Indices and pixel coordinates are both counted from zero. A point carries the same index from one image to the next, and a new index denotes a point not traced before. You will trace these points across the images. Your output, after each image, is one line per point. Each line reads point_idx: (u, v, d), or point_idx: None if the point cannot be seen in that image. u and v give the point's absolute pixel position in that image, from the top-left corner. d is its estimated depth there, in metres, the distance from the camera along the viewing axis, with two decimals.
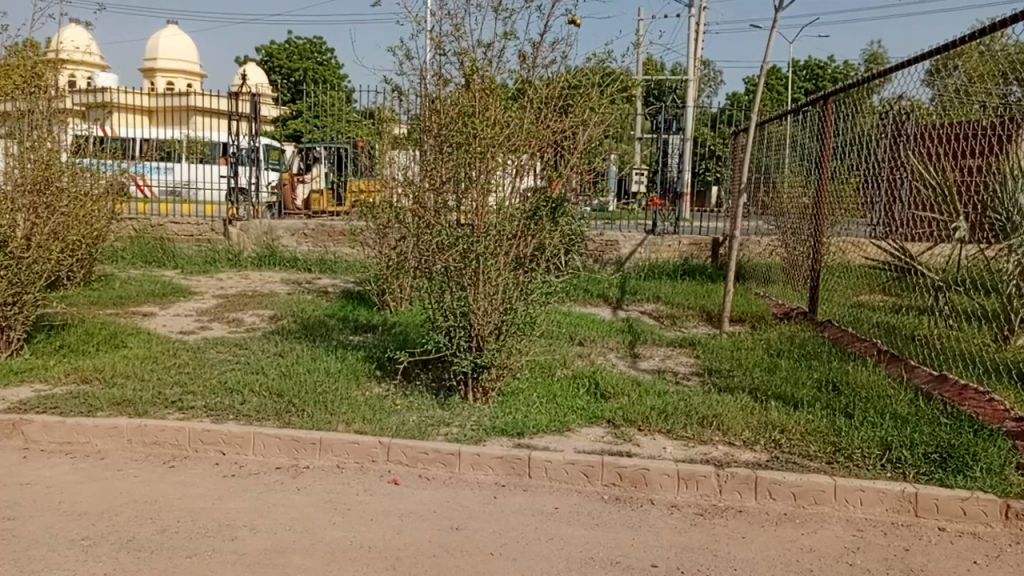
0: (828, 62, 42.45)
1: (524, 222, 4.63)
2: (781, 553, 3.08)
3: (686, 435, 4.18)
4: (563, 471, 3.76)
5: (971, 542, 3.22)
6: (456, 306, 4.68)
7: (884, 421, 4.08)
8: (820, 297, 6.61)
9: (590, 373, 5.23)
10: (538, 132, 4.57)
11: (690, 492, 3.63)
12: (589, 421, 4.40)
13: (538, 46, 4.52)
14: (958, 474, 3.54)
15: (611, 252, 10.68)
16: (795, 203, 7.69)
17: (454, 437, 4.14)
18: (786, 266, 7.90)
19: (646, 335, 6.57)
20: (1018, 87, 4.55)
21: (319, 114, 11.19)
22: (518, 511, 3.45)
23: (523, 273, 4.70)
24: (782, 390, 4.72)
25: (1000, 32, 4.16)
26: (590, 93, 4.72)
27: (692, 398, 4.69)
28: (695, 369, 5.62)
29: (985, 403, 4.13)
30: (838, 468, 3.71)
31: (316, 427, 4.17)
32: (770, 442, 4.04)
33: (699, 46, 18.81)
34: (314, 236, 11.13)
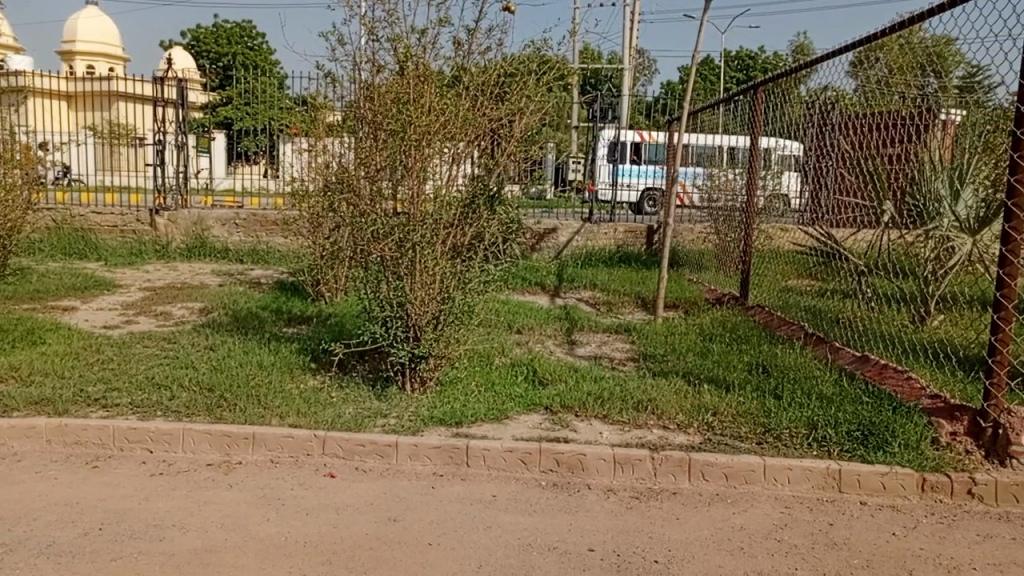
0: (758, 54, 43.63)
1: (461, 210, 4.63)
2: (714, 532, 3.17)
3: (621, 420, 4.24)
4: (500, 459, 3.77)
5: (890, 515, 3.36)
6: (392, 296, 4.62)
7: (811, 401, 4.23)
8: (751, 282, 6.72)
9: (527, 360, 5.26)
10: (474, 120, 4.54)
11: (626, 476, 3.69)
12: (528, 408, 4.42)
13: (474, 33, 4.48)
14: (878, 450, 3.68)
15: (548, 239, 10.73)
16: (726, 190, 7.89)
17: (391, 428, 4.10)
18: (718, 253, 8.10)
19: (583, 322, 6.64)
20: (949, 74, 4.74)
21: (250, 100, 10.97)
22: (455, 500, 3.44)
23: (460, 262, 4.71)
24: (714, 374, 4.85)
25: (917, 26, 4.33)
26: (525, 81, 4.73)
27: (628, 382, 4.78)
28: (630, 354, 5.71)
29: (903, 381, 4.32)
30: (767, 448, 3.83)
31: (249, 421, 4.08)
32: (702, 424, 4.14)
33: (634, 36, 19.15)
34: (245, 226, 10.88)
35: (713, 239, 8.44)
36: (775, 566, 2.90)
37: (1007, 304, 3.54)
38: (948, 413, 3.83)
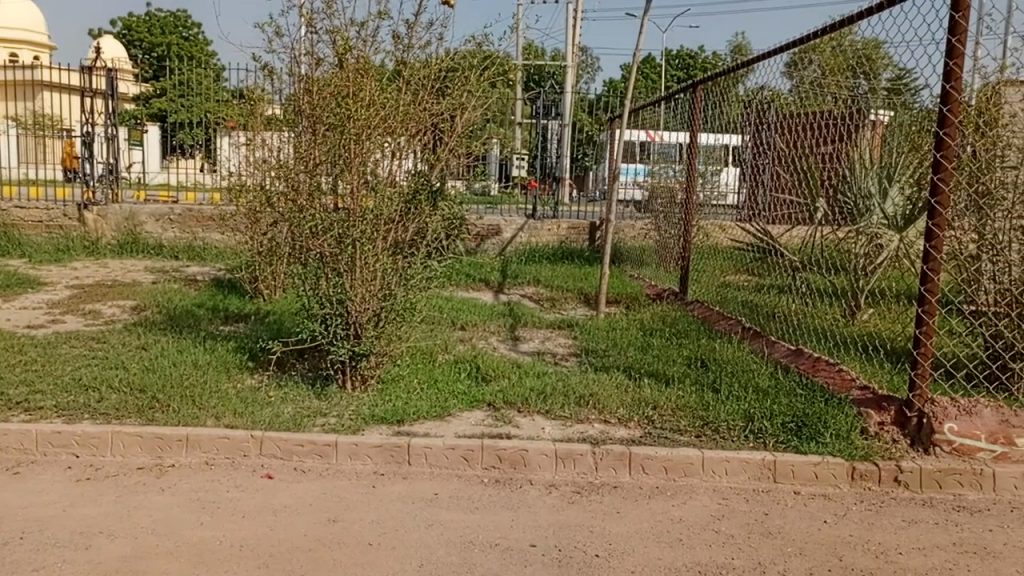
0: (697, 53, 44.50)
1: (402, 206, 4.57)
2: (653, 525, 3.21)
3: (563, 414, 4.27)
4: (442, 456, 3.74)
5: (822, 503, 3.46)
6: (332, 293, 4.53)
7: (747, 394, 4.33)
8: (689, 279, 6.85)
9: (470, 357, 5.25)
10: (414, 115, 4.50)
11: (567, 471, 3.71)
12: (470, 405, 4.41)
13: (414, 27, 4.44)
14: (811, 440, 3.78)
15: (491, 235, 10.72)
16: (666, 188, 8.03)
17: (331, 428, 4.04)
18: (658, 249, 8.22)
19: (527, 318, 6.65)
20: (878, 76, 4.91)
21: (185, 93, 10.66)
22: (396, 499, 3.41)
23: (401, 258, 4.65)
24: (654, 368, 4.92)
25: (847, 28, 4.47)
26: (467, 76, 4.79)
27: (570, 377, 4.82)
28: (573, 349, 5.75)
29: (835, 372, 4.46)
30: (706, 441, 3.90)
31: (182, 422, 3.96)
32: (642, 418, 4.19)
33: (576, 33, 19.32)
34: (181, 221, 10.57)
35: (653, 235, 8.56)
36: (713, 556, 2.95)
37: (931, 298, 3.68)
38: (877, 403, 3.95)
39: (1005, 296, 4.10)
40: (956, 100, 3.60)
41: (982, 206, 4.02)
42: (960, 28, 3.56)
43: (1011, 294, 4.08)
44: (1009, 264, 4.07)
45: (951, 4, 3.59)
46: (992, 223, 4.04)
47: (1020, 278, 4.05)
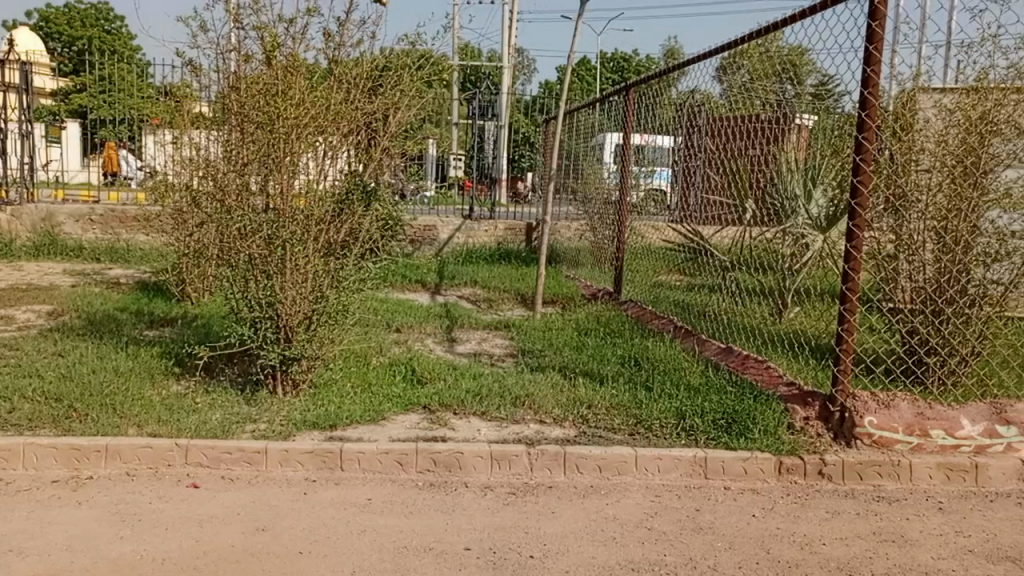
0: (631, 56, 45.22)
1: (335, 207, 4.49)
2: (587, 524, 3.23)
3: (499, 415, 4.26)
4: (375, 461, 3.69)
5: (750, 497, 3.54)
6: (261, 297, 4.42)
7: (679, 392, 4.41)
8: (625, 278, 7.17)
9: (405, 359, 5.19)
10: (347, 114, 4.42)
11: (503, 472, 3.71)
12: (405, 408, 4.36)
13: (345, 25, 4.36)
14: (740, 436, 3.87)
15: (428, 236, 10.64)
16: (601, 189, 8.12)
17: (261, 434, 3.93)
18: (593, 250, 8.31)
19: (463, 319, 6.63)
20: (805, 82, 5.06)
21: (107, 88, 10.26)
22: (328, 505, 3.34)
23: (334, 259, 4.56)
24: (589, 368, 4.96)
25: (775, 33, 4.60)
26: (400, 76, 4.70)
27: (506, 378, 4.81)
28: (509, 350, 5.75)
29: (763, 369, 4.59)
30: (639, 439, 3.95)
31: (101, 432, 3.80)
32: (577, 418, 4.22)
33: (512, 34, 19.38)
34: (102, 222, 10.18)
35: (589, 236, 8.65)
36: (646, 554, 2.99)
37: (852, 296, 3.83)
38: (802, 399, 4.07)
39: (920, 294, 4.26)
40: (874, 105, 3.74)
41: (899, 208, 4.19)
42: (877, 36, 3.70)
43: (925, 292, 4.24)
44: (922, 264, 4.20)
45: (869, 13, 3.72)
46: (908, 223, 4.19)
47: (933, 276, 4.22)
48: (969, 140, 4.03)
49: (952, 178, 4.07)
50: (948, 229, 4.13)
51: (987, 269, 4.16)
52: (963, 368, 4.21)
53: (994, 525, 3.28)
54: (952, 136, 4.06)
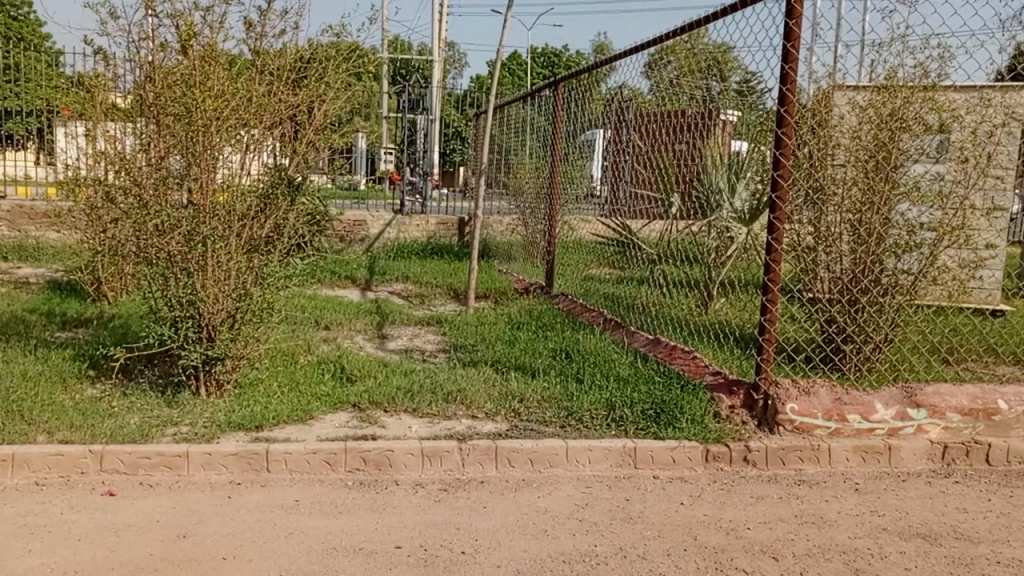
0: (562, 52, 45.59)
1: (259, 202, 4.37)
2: (519, 518, 3.23)
3: (430, 411, 4.23)
4: (303, 461, 3.61)
5: (678, 485, 3.61)
6: (182, 295, 4.27)
7: (609, 383, 4.47)
8: (556, 272, 7.23)
9: (334, 357, 5.09)
10: (269, 106, 4.29)
11: (434, 469, 3.68)
12: (334, 407, 4.28)
13: (267, 14, 4.23)
14: (668, 426, 3.94)
15: (358, 231, 10.47)
16: (531, 183, 8.16)
17: (183, 437, 3.80)
18: (525, 244, 8.34)
19: (394, 316, 6.55)
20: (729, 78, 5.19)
21: (13, 78, 9.73)
22: (254, 509, 3.25)
23: (257, 256, 4.43)
24: (521, 361, 4.97)
25: (700, 29, 4.69)
26: (325, 67, 4.60)
27: (438, 374, 4.78)
28: (441, 345, 5.71)
29: (690, 359, 4.69)
30: (570, 430, 3.98)
31: (7, 440, 3.60)
32: (509, 412, 4.22)
33: (443, 27, 19.26)
34: (9, 218, 9.70)
35: (520, 230, 8.67)
36: (577, 545, 3.01)
37: (774, 287, 3.95)
38: (727, 389, 4.19)
39: (838, 284, 4.43)
40: (791, 101, 3.86)
41: (817, 202, 4.32)
42: (794, 34, 3.81)
43: (842, 282, 4.42)
44: (839, 255, 4.39)
45: (786, 12, 3.82)
46: (825, 216, 4.34)
47: (849, 266, 4.38)
48: (880, 136, 4.20)
49: (865, 173, 4.23)
50: (863, 222, 4.31)
51: (899, 259, 4.35)
52: (877, 354, 4.41)
53: (906, 504, 3.43)
54: (865, 132, 4.21)
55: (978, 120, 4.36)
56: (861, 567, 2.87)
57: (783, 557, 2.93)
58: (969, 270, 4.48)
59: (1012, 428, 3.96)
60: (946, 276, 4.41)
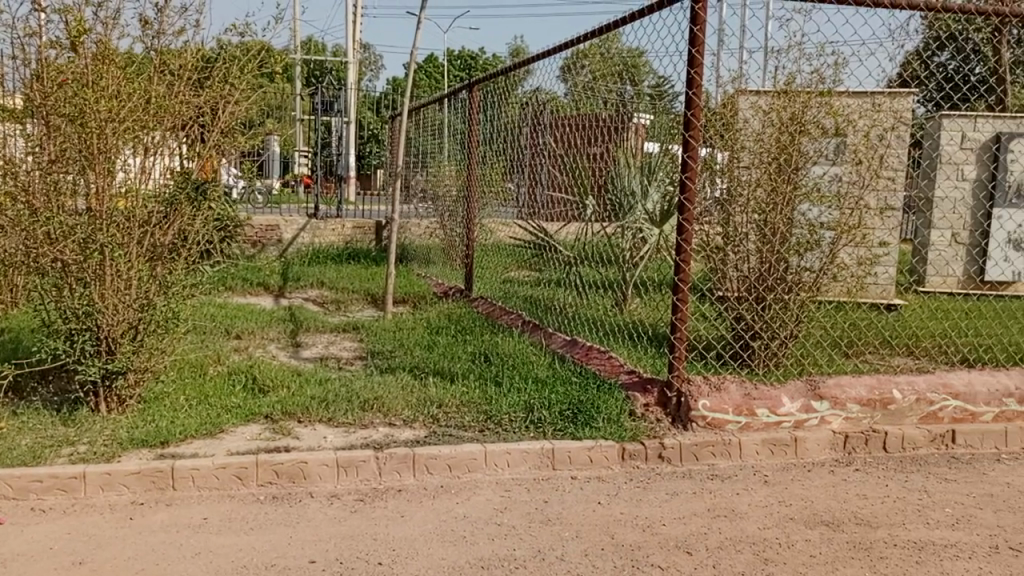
0: (479, 55, 45.69)
1: (161, 208, 4.17)
2: (438, 525, 3.20)
3: (346, 421, 4.14)
4: (211, 477, 3.46)
5: (596, 485, 3.65)
6: (78, 306, 4.03)
7: (527, 385, 4.48)
8: (474, 275, 7.24)
9: (246, 367, 4.93)
10: (170, 107, 4.11)
11: (350, 479, 3.60)
12: (245, 419, 4.13)
13: (165, 11, 4.06)
14: (585, 426, 3.98)
15: (271, 237, 10.17)
16: (449, 186, 8.13)
17: (80, 457, 3.59)
18: (443, 247, 8.28)
19: (309, 322, 6.40)
20: (641, 82, 5.29)
21: None
22: (158, 529, 3.10)
23: (160, 264, 4.23)
24: (439, 366, 4.92)
25: (611, 33, 4.75)
26: (228, 68, 4.45)
27: (354, 381, 4.69)
28: (358, 353, 5.60)
29: (606, 359, 4.76)
30: (488, 434, 3.96)
31: None
32: (428, 418, 4.17)
33: (357, 28, 18.98)
34: None
35: (438, 234, 8.61)
36: (495, 550, 3.00)
37: (684, 287, 4.04)
38: (642, 387, 4.27)
39: (745, 283, 4.57)
40: (698, 105, 3.96)
41: (724, 203, 4.45)
42: (699, 40, 3.91)
43: (750, 282, 4.56)
44: (747, 255, 4.51)
45: (691, 18, 3.92)
46: (733, 218, 4.46)
47: (756, 266, 4.52)
48: (781, 139, 4.36)
49: (769, 175, 4.38)
50: (768, 222, 4.45)
51: (802, 258, 4.52)
52: (783, 350, 4.59)
53: (811, 493, 3.57)
54: (767, 135, 4.37)
55: (871, 123, 4.59)
56: (769, 556, 2.96)
57: (696, 551, 3.00)
58: (865, 267, 4.70)
59: (906, 415, 4.18)
60: (845, 273, 4.60)
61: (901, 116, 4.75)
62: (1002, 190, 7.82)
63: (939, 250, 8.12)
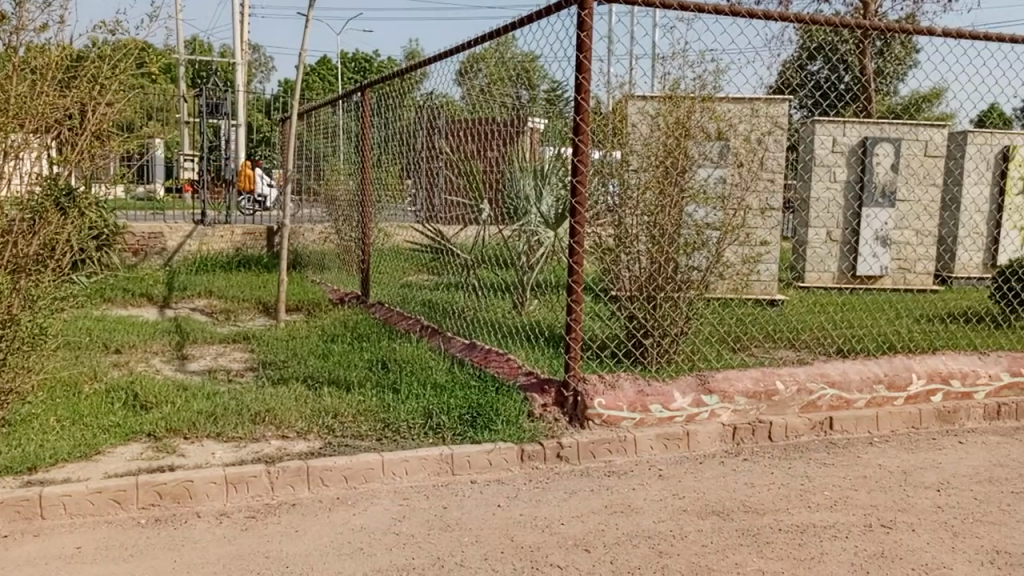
0: (374, 57, 45.12)
1: (24, 217, 3.85)
2: (333, 538, 3.11)
3: (236, 435, 3.96)
4: (86, 503, 3.24)
5: (495, 487, 3.64)
6: None
7: (425, 391, 4.43)
8: (371, 280, 7.11)
9: (126, 383, 4.64)
10: (34, 108, 3.81)
11: (240, 496, 3.44)
12: (125, 439, 3.88)
13: (24, 5, 3.77)
14: (484, 429, 3.97)
15: (154, 244, 9.67)
16: (344, 190, 7.95)
17: None
18: (339, 252, 8.10)
19: (196, 334, 6.11)
20: (532, 89, 5.41)
21: None
22: (24, 563, 2.86)
23: (23, 278, 3.88)
24: (335, 375, 4.80)
25: (503, 37, 4.77)
26: (98, 67, 4.18)
27: (244, 394, 4.50)
28: (249, 364, 5.39)
29: (504, 362, 4.76)
30: (386, 443, 3.89)
31: None
32: (323, 429, 4.05)
33: (245, 28, 18.33)
34: None
35: (333, 239, 8.41)
36: (393, 560, 2.94)
37: (578, 288, 4.10)
38: (540, 387, 4.31)
39: (638, 283, 4.68)
40: (586, 109, 4.03)
41: (615, 206, 4.55)
42: (586, 45, 3.98)
43: (642, 281, 4.67)
44: (638, 256, 4.62)
45: (577, 24, 3.99)
46: (624, 220, 4.56)
47: (647, 266, 4.64)
48: (668, 143, 4.49)
49: (657, 178, 4.51)
50: (657, 224, 4.58)
51: (690, 257, 4.69)
52: (674, 346, 4.74)
53: (703, 484, 3.69)
54: (654, 140, 4.49)
55: (750, 127, 4.80)
56: (664, 549, 3.04)
57: (594, 548, 3.04)
58: (748, 265, 4.90)
59: (788, 405, 4.40)
60: (730, 271, 4.78)
61: (777, 121, 4.99)
62: (869, 190, 8.64)
63: (814, 248, 8.53)
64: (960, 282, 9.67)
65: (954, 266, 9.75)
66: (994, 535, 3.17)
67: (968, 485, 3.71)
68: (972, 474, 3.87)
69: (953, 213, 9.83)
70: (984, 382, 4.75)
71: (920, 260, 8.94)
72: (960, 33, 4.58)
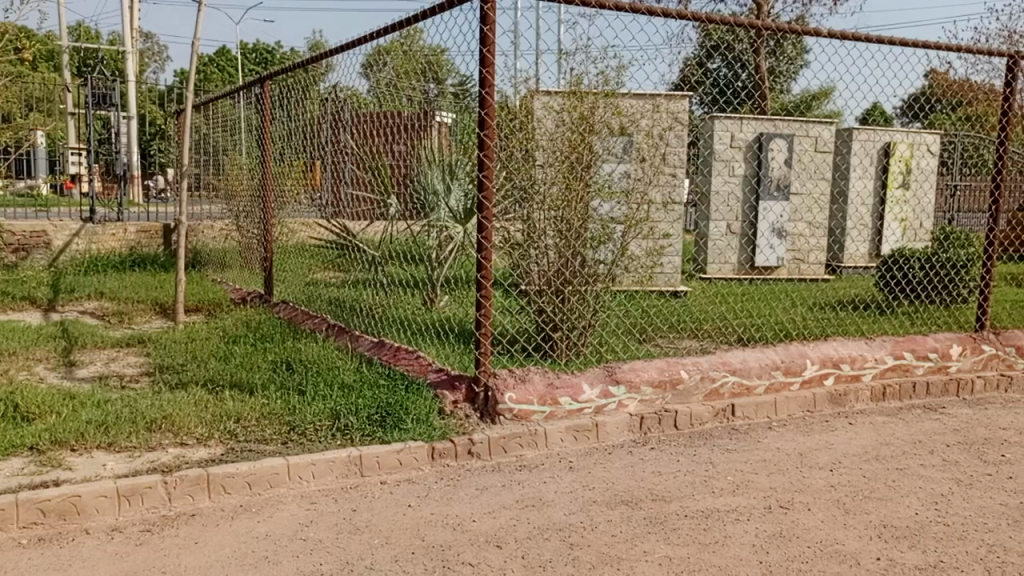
0: (276, 49, 43.79)
1: None
2: (236, 548, 2.99)
3: (130, 445, 3.75)
4: None
5: (406, 487, 3.59)
6: None
7: (333, 392, 4.32)
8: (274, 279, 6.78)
9: (5, 393, 4.32)
10: None
11: (134, 510, 3.26)
12: (3, 454, 3.61)
13: None
14: (393, 429, 3.91)
15: (38, 243, 9.03)
16: (245, 185, 7.66)
17: None
18: (241, 249, 7.82)
19: (85, 338, 5.76)
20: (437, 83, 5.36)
21: None
22: None
23: None
24: (237, 378, 4.62)
25: (407, 30, 4.70)
26: None
27: (139, 401, 4.27)
28: (144, 368, 5.12)
29: (414, 359, 4.70)
30: (292, 446, 3.77)
31: None
32: (224, 435, 3.89)
33: (135, 15, 17.39)
34: None
35: (234, 236, 8.11)
36: (299, 567, 2.85)
37: (487, 283, 4.07)
38: (450, 384, 4.28)
39: (546, 277, 4.70)
40: (491, 103, 4.02)
41: (523, 200, 4.56)
42: (490, 39, 3.96)
43: (550, 275, 4.70)
44: (546, 250, 4.66)
45: (481, 17, 3.96)
46: (531, 215, 4.58)
47: (556, 260, 4.67)
48: (572, 138, 4.52)
49: (563, 173, 4.54)
50: (563, 218, 4.61)
51: (597, 251, 4.74)
52: (582, 339, 4.81)
53: (612, 475, 3.75)
54: (559, 135, 4.52)
55: (651, 123, 4.90)
56: (574, 541, 3.07)
57: (506, 544, 3.04)
58: (653, 258, 5.01)
59: (692, 394, 4.53)
60: (635, 264, 4.86)
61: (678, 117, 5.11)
62: (765, 185, 8.95)
63: (714, 241, 8.79)
64: (849, 271, 10.05)
65: (842, 256, 10.25)
66: (881, 510, 3.36)
67: (858, 464, 3.92)
68: (861, 453, 4.09)
69: (841, 206, 10.27)
70: (870, 365, 5.02)
71: (813, 251, 9.37)
72: (844, 34, 4.80)
